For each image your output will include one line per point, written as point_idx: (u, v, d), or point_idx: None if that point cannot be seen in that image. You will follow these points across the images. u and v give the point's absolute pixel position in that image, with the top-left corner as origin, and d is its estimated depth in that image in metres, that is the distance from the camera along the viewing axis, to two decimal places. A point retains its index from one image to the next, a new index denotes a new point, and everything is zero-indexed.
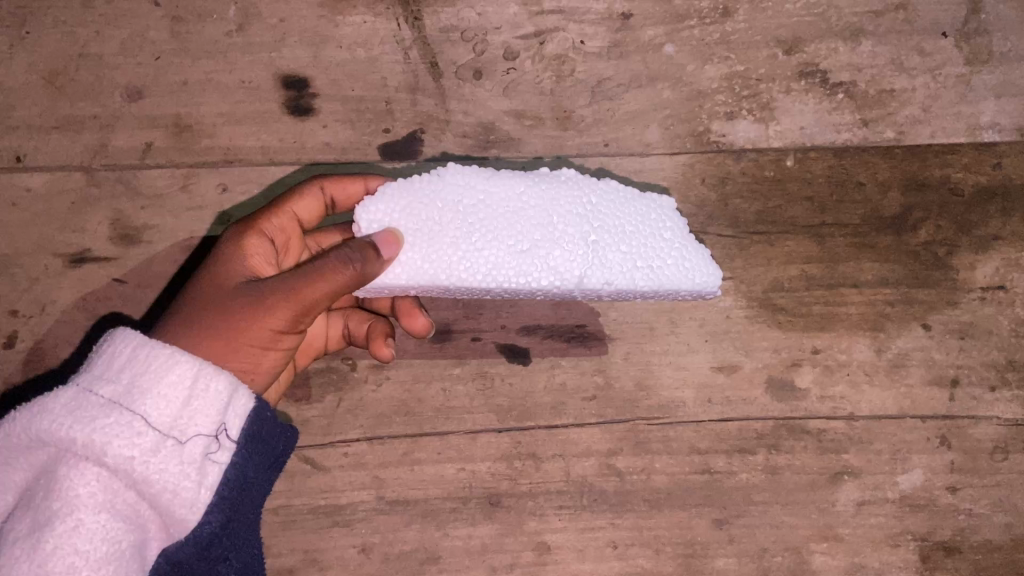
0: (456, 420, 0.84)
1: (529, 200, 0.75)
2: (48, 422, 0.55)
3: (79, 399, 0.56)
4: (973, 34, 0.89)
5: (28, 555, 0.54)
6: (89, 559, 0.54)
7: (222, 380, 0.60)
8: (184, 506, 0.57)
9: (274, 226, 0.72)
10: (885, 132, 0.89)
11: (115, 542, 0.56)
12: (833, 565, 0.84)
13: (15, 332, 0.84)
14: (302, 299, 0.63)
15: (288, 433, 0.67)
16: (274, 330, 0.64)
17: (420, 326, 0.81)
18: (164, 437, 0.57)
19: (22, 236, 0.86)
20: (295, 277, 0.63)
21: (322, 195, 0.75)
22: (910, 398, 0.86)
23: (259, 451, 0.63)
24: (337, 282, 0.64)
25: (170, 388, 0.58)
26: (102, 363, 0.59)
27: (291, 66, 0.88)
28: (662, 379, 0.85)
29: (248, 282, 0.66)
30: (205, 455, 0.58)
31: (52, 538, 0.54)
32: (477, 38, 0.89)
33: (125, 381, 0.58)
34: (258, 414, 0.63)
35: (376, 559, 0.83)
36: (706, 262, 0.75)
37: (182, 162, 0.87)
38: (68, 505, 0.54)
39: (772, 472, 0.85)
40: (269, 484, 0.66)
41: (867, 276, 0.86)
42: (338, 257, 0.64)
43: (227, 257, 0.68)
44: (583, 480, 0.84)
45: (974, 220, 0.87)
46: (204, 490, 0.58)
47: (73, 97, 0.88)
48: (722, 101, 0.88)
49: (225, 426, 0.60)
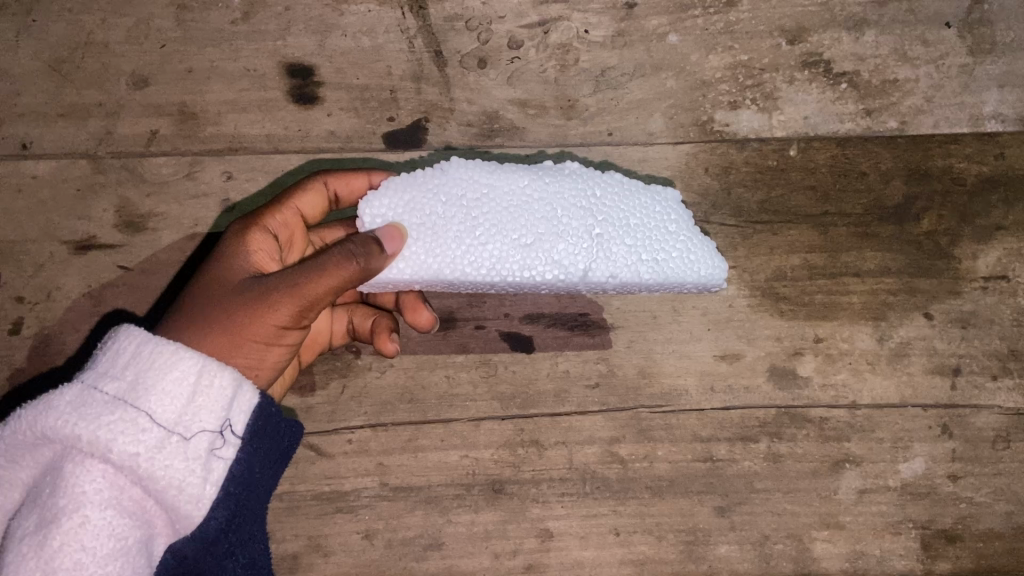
0: (460, 407, 0.84)
1: (532, 193, 0.75)
2: (53, 419, 0.55)
3: (84, 397, 0.56)
4: (976, 25, 0.89)
5: (35, 552, 0.54)
6: (96, 556, 0.55)
7: (226, 376, 0.60)
8: (189, 502, 0.58)
9: (277, 222, 0.72)
10: (888, 122, 0.89)
11: (121, 538, 0.56)
12: (835, 552, 0.85)
13: (21, 318, 0.85)
14: (306, 294, 0.63)
15: (293, 427, 0.68)
16: (277, 326, 0.64)
17: (424, 320, 0.82)
18: (169, 433, 0.57)
19: (28, 223, 0.86)
20: (298, 273, 0.64)
21: (325, 190, 0.76)
22: (912, 386, 0.86)
23: (264, 446, 0.64)
24: (340, 277, 0.64)
25: (174, 385, 0.58)
26: (106, 361, 0.59)
27: (296, 54, 0.88)
28: (664, 367, 0.85)
29: (252, 279, 0.66)
30: (210, 451, 0.59)
31: (58, 535, 0.54)
32: (481, 27, 0.89)
33: (129, 378, 0.58)
34: (262, 409, 0.63)
35: (379, 545, 0.84)
36: (713, 255, 0.76)
37: (188, 150, 0.87)
38: (73, 502, 0.55)
39: (774, 460, 0.85)
40: (274, 479, 0.67)
41: (869, 265, 0.87)
42: (341, 252, 0.64)
43: (230, 253, 0.68)
44: (586, 468, 0.85)
45: (976, 210, 0.88)
46: (209, 486, 0.58)
47: (79, 85, 0.88)
48: (726, 91, 0.89)
49: (230, 422, 0.60)
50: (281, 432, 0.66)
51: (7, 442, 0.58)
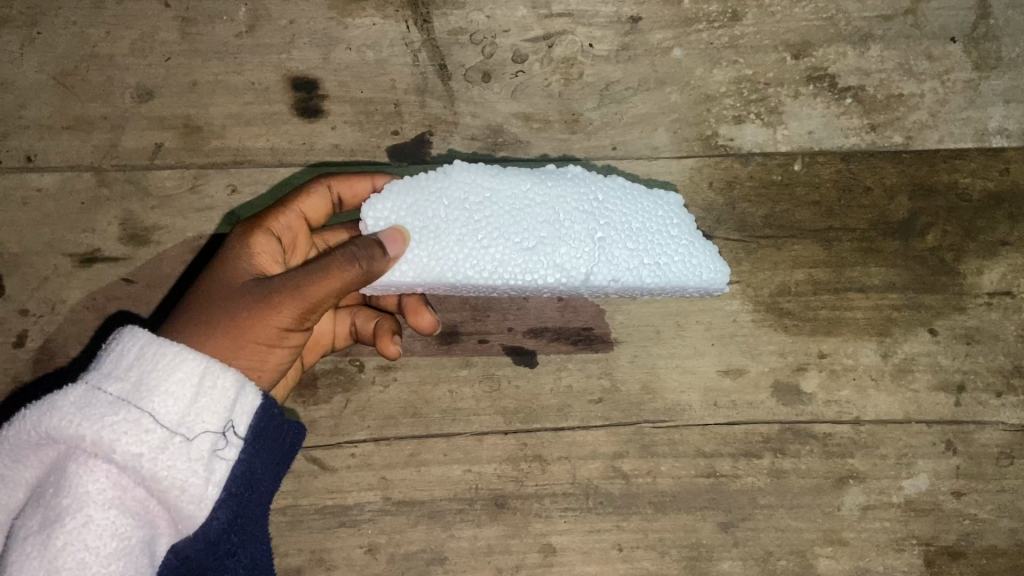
0: (463, 421, 0.84)
1: (535, 196, 0.75)
2: (58, 419, 0.55)
3: (88, 397, 0.56)
4: (982, 40, 0.89)
5: (39, 552, 0.54)
6: (99, 555, 0.55)
7: (228, 377, 0.60)
8: (192, 503, 0.58)
9: (281, 225, 0.72)
10: (893, 137, 0.89)
11: (125, 538, 0.56)
12: (837, 568, 0.85)
13: (25, 331, 0.85)
14: (309, 296, 0.63)
15: (296, 427, 0.68)
16: (280, 327, 0.65)
17: (427, 323, 0.81)
18: (172, 433, 0.57)
19: (32, 235, 0.86)
20: (301, 276, 0.64)
21: (329, 194, 0.76)
22: (916, 402, 0.86)
23: (268, 447, 0.63)
24: (344, 279, 0.63)
25: (178, 386, 0.58)
26: (110, 362, 0.59)
27: (301, 68, 0.88)
28: (667, 383, 0.85)
29: (256, 281, 0.66)
30: (213, 452, 0.59)
31: (62, 534, 0.54)
32: (486, 41, 0.89)
33: (133, 378, 0.58)
34: (265, 411, 0.63)
35: (382, 559, 0.84)
36: (714, 259, 0.75)
37: (192, 164, 0.87)
38: (77, 501, 0.55)
39: (778, 475, 0.85)
40: (277, 480, 0.66)
41: (873, 281, 0.86)
42: (344, 256, 0.64)
43: (234, 256, 0.68)
44: (589, 483, 0.85)
45: (981, 225, 0.88)
46: (211, 486, 0.58)
47: (83, 97, 0.88)
48: (730, 105, 0.88)
49: (233, 423, 0.60)
50: (284, 432, 0.66)
51: (11, 442, 0.58)
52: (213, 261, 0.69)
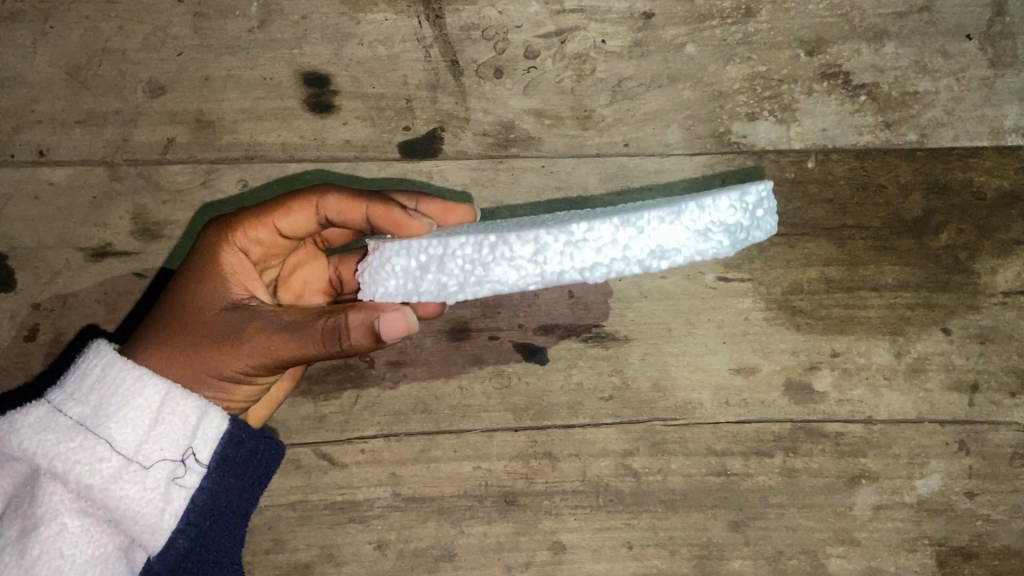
0: (473, 418, 0.84)
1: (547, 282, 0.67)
2: (22, 441, 0.59)
3: (49, 420, 0.59)
4: (998, 37, 0.88)
5: (16, 560, 0.58)
6: (74, 563, 0.59)
7: (189, 404, 0.62)
8: (149, 530, 0.60)
9: (251, 238, 0.70)
10: (907, 134, 0.88)
11: (100, 546, 0.60)
12: (849, 568, 0.84)
13: (37, 324, 0.85)
14: (280, 356, 0.63)
15: (271, 449, 0.68)
16: (246, 372, 0.65)
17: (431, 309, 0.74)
18: (129, 461, 0.59)
19: (44, 229, 0.87)
20: (279, 335, 0.63)
21: (316, 215, 0.70)
22: (929, 402, 0.85)
23: (235, 473, 0.65)
24: (320, 351, 0.63)
25: (136, 414, 0.60)
26: (73, 381, 0.61)
27: (313, 63, 0.88)
28: (679, 380, 0.85)
29: (225, 315, 0.65)
30: (172, 479, 0.61)
31: (38, 544, 0.58)
32: (498, 37, 0.88)
33: (93, 403, 0.60)
34: (233, 436, 0.64)
35: (392, 556, 0.84)
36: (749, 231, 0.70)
37: (204, 158, 0.87)
38: (50, 512, 0.59)
39: (789, 474, 0.85)
40: (251, 503, 0.68)
41: (887, 279, 0.86)
42: (329, 331, 0.62)
43: (204, 276, 0.67)
44: (599, 480, 0.84)
45: (995, 224, 0.87)
46: (169, 515, 0.61)
47: (96, 91, 0.89)
48: (744, 102, 0.88)
49: (193, 450, 0.62)
50: (259, 455, 0.67)
51: None
52: (191, 268, 0.68)
